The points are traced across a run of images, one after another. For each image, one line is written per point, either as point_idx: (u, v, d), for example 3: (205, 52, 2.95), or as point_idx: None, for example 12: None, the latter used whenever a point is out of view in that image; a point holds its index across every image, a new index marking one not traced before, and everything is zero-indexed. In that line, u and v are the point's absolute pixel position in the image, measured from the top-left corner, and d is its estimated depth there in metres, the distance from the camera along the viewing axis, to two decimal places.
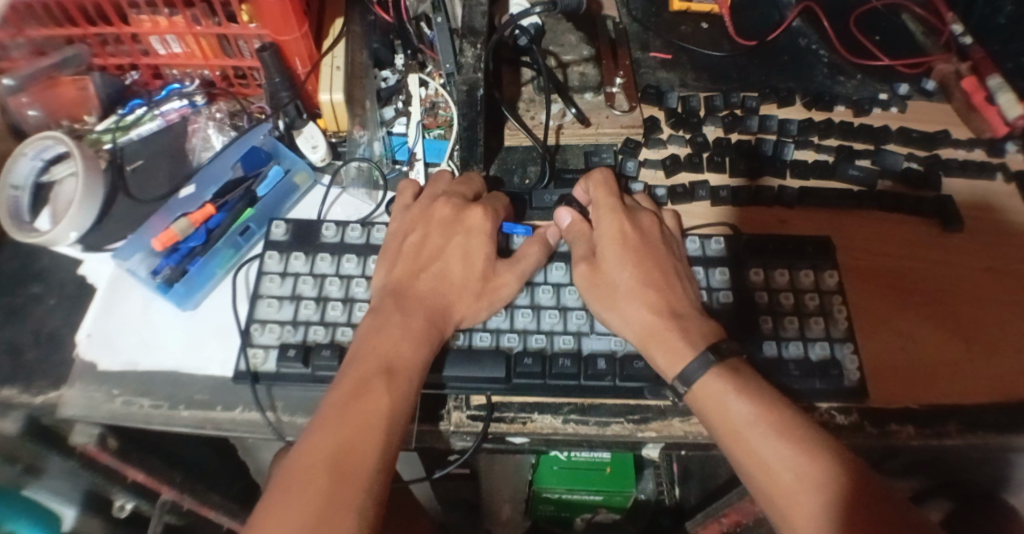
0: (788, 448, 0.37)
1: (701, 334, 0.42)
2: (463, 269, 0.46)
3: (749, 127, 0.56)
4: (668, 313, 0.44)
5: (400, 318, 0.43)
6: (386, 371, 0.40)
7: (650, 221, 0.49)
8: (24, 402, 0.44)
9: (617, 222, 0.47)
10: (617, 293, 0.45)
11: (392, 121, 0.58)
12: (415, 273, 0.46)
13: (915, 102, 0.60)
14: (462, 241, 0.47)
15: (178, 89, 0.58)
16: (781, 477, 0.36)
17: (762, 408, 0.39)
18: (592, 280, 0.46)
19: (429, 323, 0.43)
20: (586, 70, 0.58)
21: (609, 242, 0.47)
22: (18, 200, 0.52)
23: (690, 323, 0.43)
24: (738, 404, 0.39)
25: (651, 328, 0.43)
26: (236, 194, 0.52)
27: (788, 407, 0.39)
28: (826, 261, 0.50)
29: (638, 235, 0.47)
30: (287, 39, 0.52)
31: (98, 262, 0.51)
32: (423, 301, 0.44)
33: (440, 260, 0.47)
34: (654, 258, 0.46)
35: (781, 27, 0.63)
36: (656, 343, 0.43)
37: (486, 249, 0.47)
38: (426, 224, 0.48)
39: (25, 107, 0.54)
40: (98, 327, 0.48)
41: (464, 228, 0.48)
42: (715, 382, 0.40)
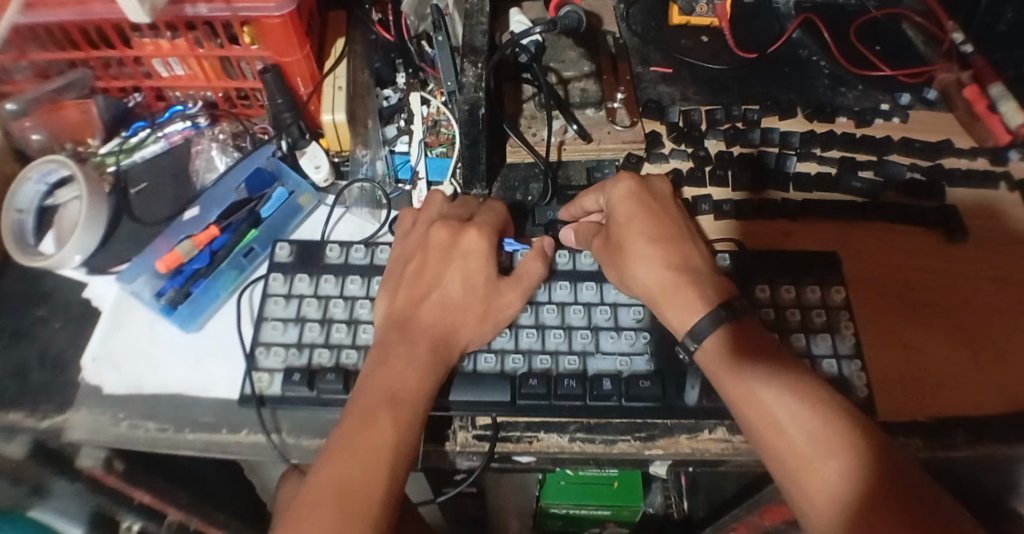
0: (801, 409, 0.37)
1: (713, 287, 0.44)
2: (467, 295, 0.46)
3: (751, 141, 0.56)
4: (678, 269, 0.45)
5: (406, 350, 0.42)
6: (390, 402, 0.39)
7: (661, 183, 0.49)
8: (29, 426, 0.44)
9: (626, 184, 0.48)
10: (626, 250, 0.46)
11: (394, 140, 0.58)
12: (421, 294, 0.46)
13: (917, 111, 0.60)
14: (460, 268, 0.47)
15: (181, 111, 0.58)
16: (793, 438, 0.36)
17: (773, 369, 0.39)
18: (605, 247, 0.48)
19: (436, 353, 0.43)
20: (587, 85, 0.58)
21: (619, 204, 0.48)
22: (23, 223, 0.52)
23: (701, 277, 0.44)
24: (749, 365, 0.39)
25: (662, 285, 0.44)
26: (240, 215, 0.53)
27: (801, 370, 0.39)
28: (832, 276, 0.50)
29: (647, 195, 0.48)
30: (289, 60, 0.53)
31: (103, 284, 0.51)
32: (427, 329, 0.44)
33: (441, 285, 0.46)
34: (664, 218, 0.47)
35: (781, 38, 0.64)
36: (666, 299, 0.44)
37: (486, 272, 0.46)
38: (422, 251, 0.48)
39: (29, 131, 0.54)
40: (103, 349, 0.48)
41: (462, 254, 0.47)
42: (725, 342, 0.41)
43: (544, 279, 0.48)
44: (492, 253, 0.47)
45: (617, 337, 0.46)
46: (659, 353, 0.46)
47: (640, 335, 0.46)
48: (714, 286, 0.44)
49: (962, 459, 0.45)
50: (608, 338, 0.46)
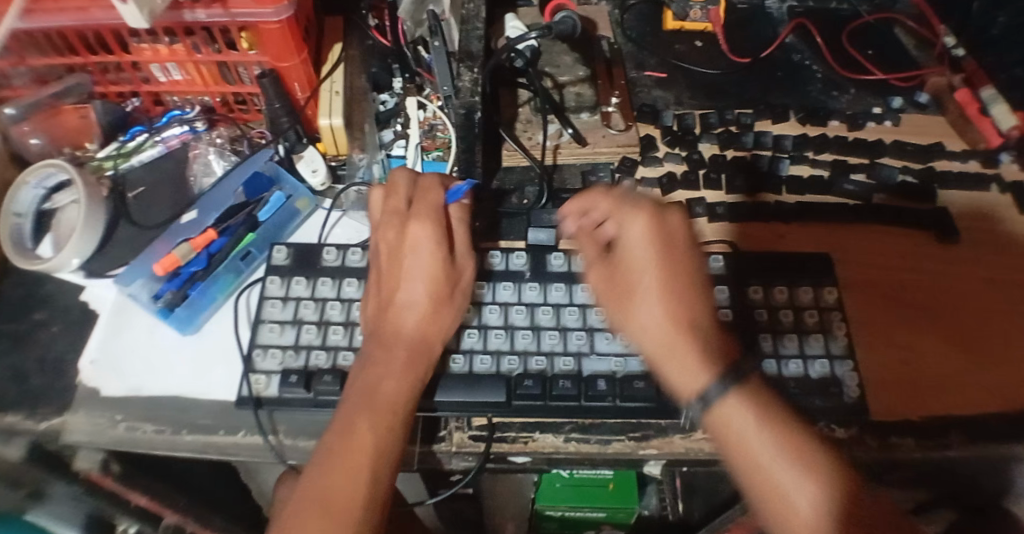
0: (808, 479, 0.33)
1: (715, 348, 0.38)
2: (425, 299, 0.44)
3: (744, 144, 0.56)
4: (685, 324, 0.39)
5: (386, 360, 0.42)
6: (369, 404, 0.40)
7: (679, 220, 0.43)
8: (28, 428, 0.44)
9: (641, 222, 0.42)
10: (634, 300, 0.41)
11: (390, 144, 0.57)
12: (395, 307, 0.44)
13: (909, 115, 0.61)
14: (426, 267, 0.45)
15: (179, 116, 0.58)
16: (799, 510, 0.32)
17: (782, 431, 0.34)
18: (609, 285, 0.43)
19: (415, 354, 0.43)
20: (582, 90, 0.58)
21: (632, 245, 0.42)
22: (20, 227, 0.52)
23: (710, 338, 0.39)
24: (755, 428, 0.35)
25: (664, 337, 0.39)
26: (238, 219, 0.53)
27: (807, 430, 0.35)
28: (826, 278, 0.50)
29: (667, 236, 0.42)
30: (287, 65, 0.53)
31: (100, 287, 0.51)
32: (401, 330, 0.43)
33: (408, 291, 0.44)
34: (681, 263, 0.41)
35: (775, 43, 0.64)
36: (667, 358, 0.38)
37: (440, 259, 0.45)
38: (389, 261, 0.45)
39: (28, 136, 0.55)
40: (100, 352, 0.48)
41: (414, 249, 0.45)
42: (730, 403, 0.36)
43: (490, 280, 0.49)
44: (441, 235, 0.46)
45: (612, 339, 0.47)
46: None
47: None
48: (714, 349, 0.38)
49: (957, 459, 0.45)
50: (603, 339, 0.47)
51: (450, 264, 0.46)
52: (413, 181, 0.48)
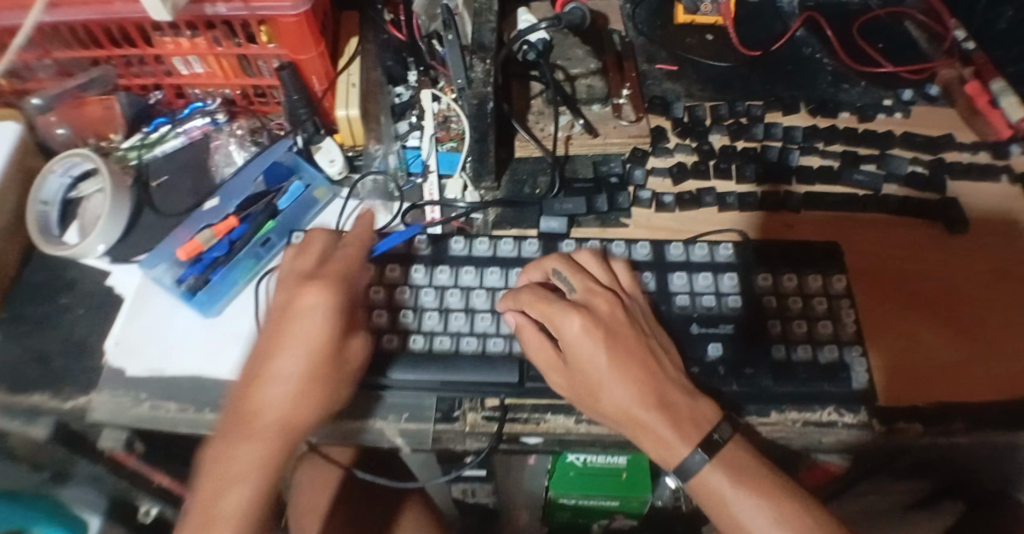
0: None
1: (689, 417, 0.40)
2: (301, 384, 0.40)
3: (754, 135, 0.57)
4: (659, 404, 0.40)
5: (243, 450, 0.38)
6: (210, 522, 0.36)
7: (609, 307, 0.43)
8: (54, 407, 0.46)
9: (579, 322, 0.42)
10: (600, 396, 0.41)
11: (406, 135, 0.58)
12: (266, 389, 0.40)
13: (919, 108, 0.61)
14: (312, 348, 0.40)
15: (201, 108, 0.60)
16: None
17: (757, 492, 0.38)
18: (568, 379, 0.43)
19: (280, 447, 0.39)
20: (593, 82, 0.59)
21: (574, 348, 0.42)
22: (47, 214, 0.54)
23: (680, 413, 0.40)
24: (739, 497, 0.38)
25: (632, 420, 0.40)
26: (258, 207, 0.54)
27: (792, 490, 0.39)
28: (833, 266, 0.51)
29: (604, 324, 0.42)
30: (304, 58, 0.54)
31: (125, 273, 0.53)
32: (267, 415, 0.39)
33: (286, 369, 0.40)
34: (627, 354, 0.41)
35: (785, 37, 0.65)
36: (644, 436, 0.40)
37: (328, 332, 0.41)
38: (276, 324, 0.42)
39: (53, 126, 0.57)
40: (124, 335, 0.50)
41: (303, 310, 0.41)
42: (716, 479, 0.38)
43: (504, 267, 0.50)
44: (337, 304, 0.42)
45: None
46: None
47: None
48: (690, 417, 0.40)
49: (962, 445, 0.46)
50: None
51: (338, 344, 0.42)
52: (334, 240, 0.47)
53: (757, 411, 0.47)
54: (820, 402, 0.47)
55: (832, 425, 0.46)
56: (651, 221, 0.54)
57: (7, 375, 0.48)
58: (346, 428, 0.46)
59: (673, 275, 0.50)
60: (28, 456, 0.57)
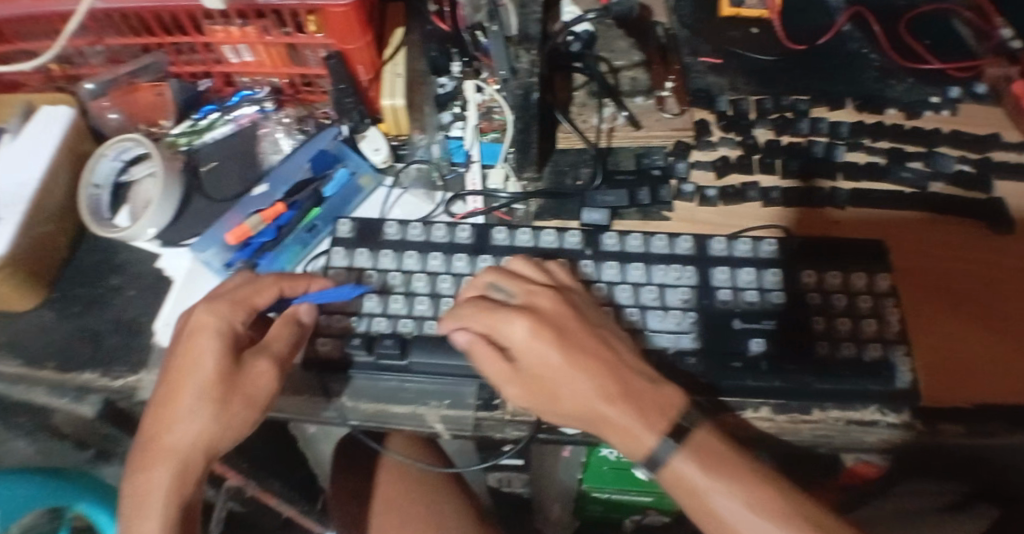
0: (774, 528, 0.36)
1: (654, 405, 0.40)
2: (197, 411, 0.40)
3: (799, 130, 0.56)
4: (620, 395, 0.40)
5: (149, 477, 0.39)
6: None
7: (553, 305, 0.44)
8: (104, 384, 0.48)
9: (526, 326, 0.42)
10: (559, 394, 0.41)
11: (449, 125, 0.59)
12: (166, 418, 0.40)
13: (966, 106, 0.60)
14: (205, 374, 0.41)
15: (249, 96, 0.61)
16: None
17: (732, 478, 0.37)
18: (524, 389, 0.42)
19: (182, 472, 0.40)
20: (637, 74, 0.60)
21: (527, 350, 0.42)
22: (99, 198, 0.55)
23: (646, 401, 0.40)
24: (715, 485, 0.37)
25: (597, 416, 0.41)
26: (304, 194, 0.55)
27: (765, 475, 0.38)
28: (879, 264, 0.50)
29: (549, 324, 0.43)
30: (352, 48, 0.55)
31: (175, 255, 0.55)
32: (164, 444, 0.40)
33: (177, 398, 0.40)
34: (580, 348, 0.42)
35: (831, 31, 0.64)
36: (616, 430, 0.40)
37: (217, 356, 0.41)
38: (174, 351, 0.42)
39: (106, 111, 0.59)
40: (174, 315, 0.51)
41: (197, 336, 0.42)
42: (689, 469, 0.38)
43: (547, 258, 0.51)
44: (225, 327, 0.42)
45: (664, 316, 0.48)
46: (704, 333, 0.48)
47: (686, 314, 0.48)
48: (654, 403, 0.40)
49: (1005, 447, 0.45)
50: (655, 317, 0.48)
51: (232, 365, 0.41)
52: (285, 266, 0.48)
53: (798, 407, 0.46)
54: (862, 401, 0.46)
55: (874, 425, 0.46)
56: (694, 216, 0.54)
57: (60, 352, 0.50)
58: (389, 413, 0.46)
59: (715, 270, 0.50)
60: (75, 432, 0.59)
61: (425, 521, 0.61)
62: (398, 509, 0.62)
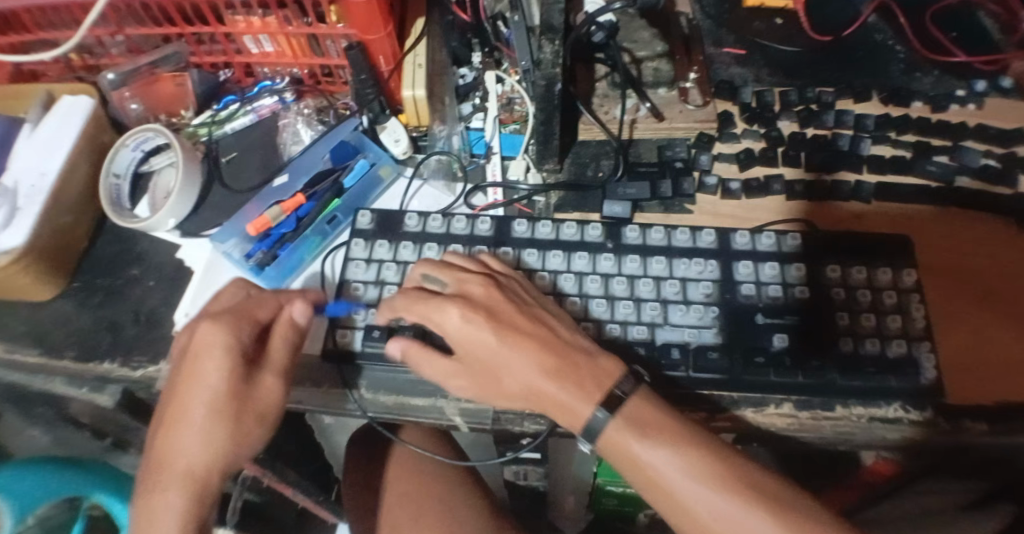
0: (711, 487, 0.36)
1: (591, 376, 0.40)
2: (210, 429, 0.39)
3: (824, 122, 0.56)
4: (553, 369, 0.40)
5: (159, 500, 0.38)
6: None
7: (485, 291, 0.44)
8: (124, 375, 0.48)
9: (457, 313, 0.42)
10: (502, 376, 0.42)
11: (469, 116, 0.59)
12: (174, 436, 0.39)
13: (992, 100, 0.59)
14: (211, 389, 0.40)
15: (270, 86, 0.61)
16: (697, 513, 0.37)
17: (666, 440, 0.38)
18: (472, 374, 0.43)
19: (195, 493, 0.38)
20: (659, 65, 0.59)
21: (462, 336, 0.42)
22: (119, 188, 0.55)
23: (582, 372, 0.40)
24: (646, 447, 0.38)
25: (541, 395, 0.41)
26: (325, 185, 0.55)
27: (699, 436, 0.38)
28: (905, 259, 0.50)
29: (482, 309, 0.43)
30: (373, 38, 0.54)
31: (195, 246, 0.55)
32: (174, 464, 0.39)
33: (186, 418, 0.39)
34: (515, 329, 0.42)
35: (857, 22, 0.63)
36: (558, 408, 0.40)
37: (226, 372, 0.40)
38: (178, 369, 0.41)
39: (127, 101, 0.59)
40: (194, 306, 0.51)
41: (200, 352, 0.40)
42: (623, 437, 0.38)
43: (567, 250, 0.50)
44: (233, 343, 0.41)
45: (686, 311, 0.48)
46: (726, 328, 0.47)
47: (709, 309, 0.48)
48: (592, 375, 0.40)
49: None
50: (677, 311, 0.48)
51: (243, 382, 0.40)
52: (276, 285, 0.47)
53: (820, 404, 0.46)
54: (885, 399, 0.45)
55: (897, 422, 0.45)
56: (716, 209, 0.54)
57: (80, 342, 0.50)
58: (408, 405, 0.46)
59: (739, 264, 0.50)
60: (93, 422, 0.60)
61: (440, 514, 0.61)
62: (414, 502, 0.62)
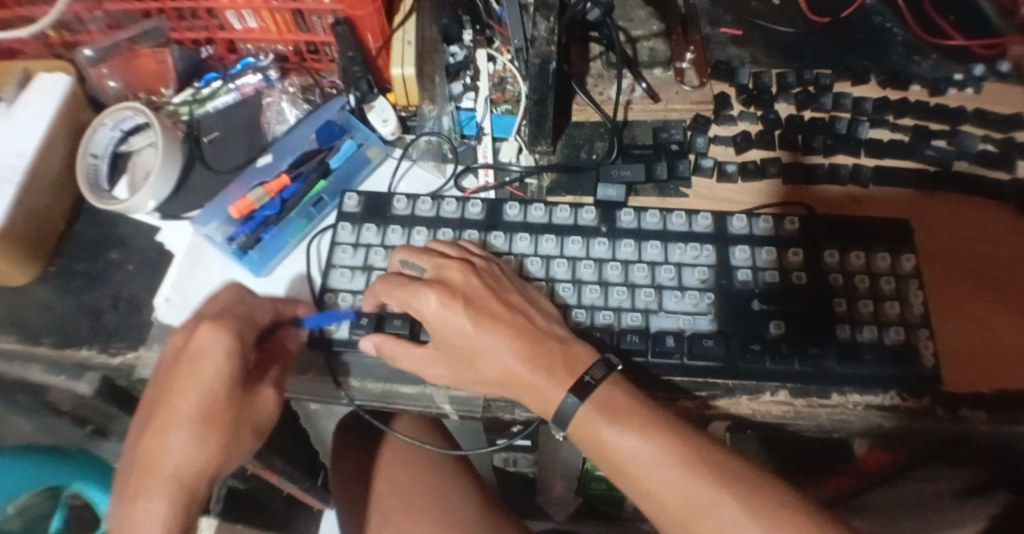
0: (676, 468, 0.35)
1: (563, 361, 0.40)
2: (203, 433, 0.37)
3: (823, 105, 0.55)
4: (526, 353, 0.40)
5: (139, 507, 0.35)
6: None
7: (462, 276, 0.43)
8: (103, 362, 0.47)
9: (434, 297, 0.41)
10: (478, 363, 0.40)
11: (460, 96, 0.57)
12: (162, 437, 0.37)
13: (991, 84, 0.58)
14: (210, 388, 0.38)
15: (253, 63, 0.59)
16: (664, 500, 0.36)
17: (631, 422, 0.37)
18: (450, 364, 0.42)
19: (180, 501, 0.36)
20: (655, 44, 0.58)
21: (438, 321, 0.41)
22: (97, 168, 0.53)
23: (554, 358, 0.40)
24: (612, 429, 0.37)
25: (514, 379, 0.40)
26: (310, 166, 0.54)
27: (666, 419, 0.38)
28: (905, 245, 0.49)
29: (458, 294, 0.41)
30: (361, 14, 0.52)
31: (175, 229, 0.53)
32: (158, 470, 0.36)
33: (179, 422, 0.37)
34: (491, 315, 0.41)
35: (856, 4, 0.62)
36: (531, 394, 0.40)
37: (227, 377, 0.39)
38: (171, 371, 0.39)
39: (105, 78, 0.57)
40: (175, 291, 0.50)
41: (199, 352, 0.39)
42: (592, 421, 0.38)
43: (561, 235, 0.49)
44: (236, 348, 0.40)
45: (681, 297, 0.47)
46: (722, 315, 0.47)
47: (704, 295, 0.47)
48: (565, 359, 0.40)
49: None
50: (672, 297, 0.47)
51: (243, 389, 0.40)
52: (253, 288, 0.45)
53: (817, 391, 0.45)
54: (881, 387, 0.45)
55: (894, 410, 0.44)
56: (713, 192, 0.53)
57: (57, 328, 0.48)
58: (397, 393, 0.45)
59: (735, 249, 0.49)
60: (74, 410, 0.58)
61: (429, 503, 0.60)
62: (404, 492, 0.61)
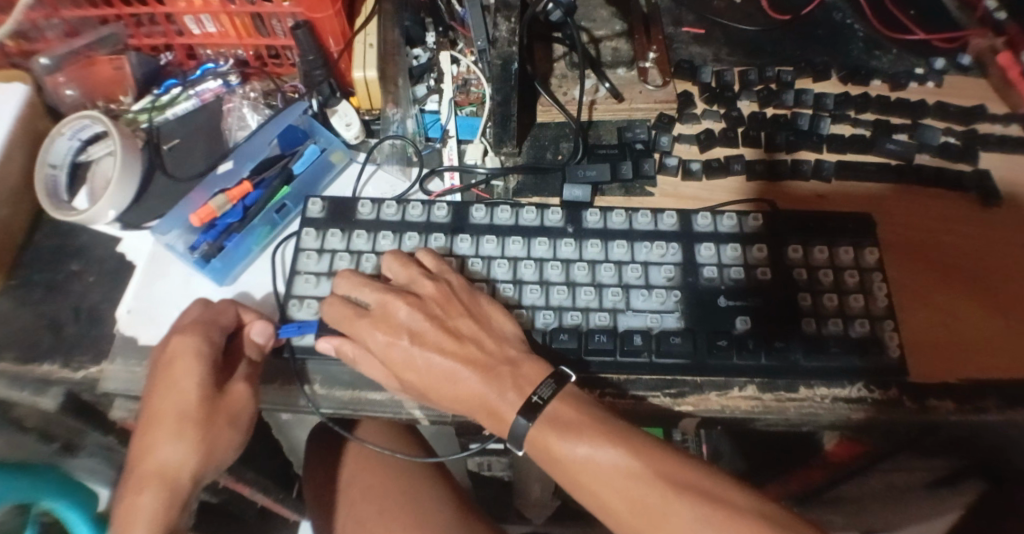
0: (624, 478, 0.36)
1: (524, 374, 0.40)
2: (181, 435, 0.40)
3: (784, 102, 0.55)
4: (479, 370, 0.40)
5: (134, 501, 0.39)
6: None
7: (409, 311, 0.43)
8: (64, 377, 0.45)
9: (379, 333, 0.42)
10: (437, 375, 0.41)
11: (424, 98, 0.58)
12: (145, 438, 0.40)
13: (951, 77, 0.59)
14: (180, 390, 0.40)
15: (213, 69, 0.59)
16: (616, 510, 0.36)
17: (581, 435, 0.37)
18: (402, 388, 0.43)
19: (168, 494, 0.39)
20: (618, 45, 0.58)
21: (385, 357, 0.42)
22: (56, 178, 0.52)
23: (506, 381, 0.40)
24: (565, 443, 0.37)
25: (471, 397, 0.40)
26: (273, 172, 0.53)
27: (616, 429, 0.38)
28: (867, 238, 0.49)
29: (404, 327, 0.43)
30: (321, 16, 0.52)
31: (137, 239, 0.52)
32: (148, 467, 0.40)
33: (157, 425, 0.40)
34: (444, 341, 0.42)
35: (816, 1, 0.63)
36: (490, 410, 0.40)
37: (198, 380, 0.41)
38: (151, 374, 0.42)
39: (62, 87, 0.56)
40: (137, 303, 0.49)
41: (170, 357, 0.41)
42: (545, 435, 0.38)
43: (526, 237, 0.49)
44: (202, 353, 0.41)
45: (647, 295, 0.47)
46: (689, 312, 0.47)
47: (671, 293, 0.47)
48: (514, 382, 0.40)
49: (994, 423, 0.44)
50: (639, 296, 0.47)
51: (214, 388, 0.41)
52: (207, 305, 0.44)
53: (785, 385, 0.45)
54: (847, 377, 0.45)
55: (861, 402, 0.44)
56: (678, 190, 0.53)
57: (16, 343, 0.47)
58: (366, 400, 0.45)
59: (700, 246, 0.49)
60: (39, 426, 0.56)
61: (404, 510, 0.59)
62: (378, 498, 0.60)
